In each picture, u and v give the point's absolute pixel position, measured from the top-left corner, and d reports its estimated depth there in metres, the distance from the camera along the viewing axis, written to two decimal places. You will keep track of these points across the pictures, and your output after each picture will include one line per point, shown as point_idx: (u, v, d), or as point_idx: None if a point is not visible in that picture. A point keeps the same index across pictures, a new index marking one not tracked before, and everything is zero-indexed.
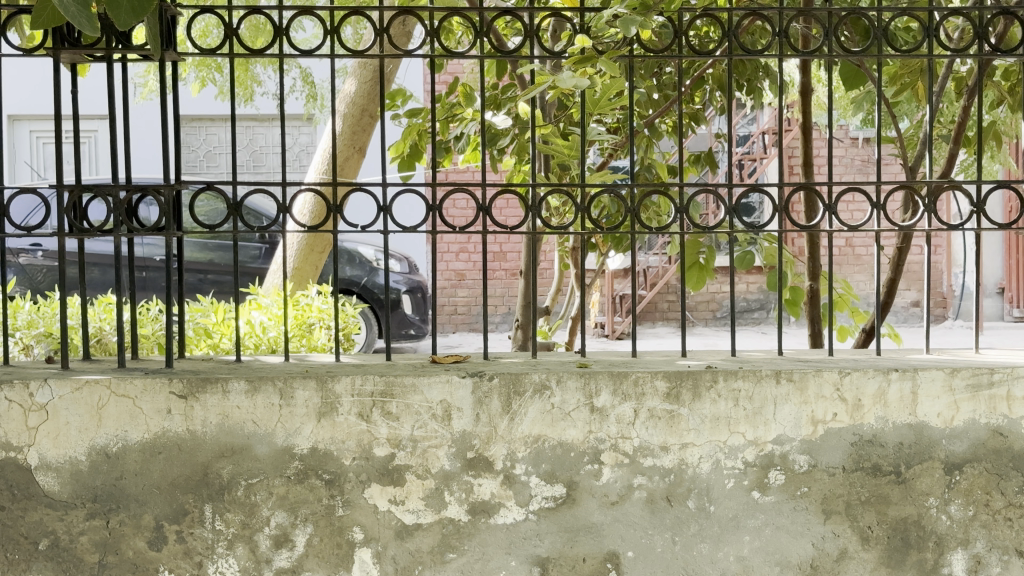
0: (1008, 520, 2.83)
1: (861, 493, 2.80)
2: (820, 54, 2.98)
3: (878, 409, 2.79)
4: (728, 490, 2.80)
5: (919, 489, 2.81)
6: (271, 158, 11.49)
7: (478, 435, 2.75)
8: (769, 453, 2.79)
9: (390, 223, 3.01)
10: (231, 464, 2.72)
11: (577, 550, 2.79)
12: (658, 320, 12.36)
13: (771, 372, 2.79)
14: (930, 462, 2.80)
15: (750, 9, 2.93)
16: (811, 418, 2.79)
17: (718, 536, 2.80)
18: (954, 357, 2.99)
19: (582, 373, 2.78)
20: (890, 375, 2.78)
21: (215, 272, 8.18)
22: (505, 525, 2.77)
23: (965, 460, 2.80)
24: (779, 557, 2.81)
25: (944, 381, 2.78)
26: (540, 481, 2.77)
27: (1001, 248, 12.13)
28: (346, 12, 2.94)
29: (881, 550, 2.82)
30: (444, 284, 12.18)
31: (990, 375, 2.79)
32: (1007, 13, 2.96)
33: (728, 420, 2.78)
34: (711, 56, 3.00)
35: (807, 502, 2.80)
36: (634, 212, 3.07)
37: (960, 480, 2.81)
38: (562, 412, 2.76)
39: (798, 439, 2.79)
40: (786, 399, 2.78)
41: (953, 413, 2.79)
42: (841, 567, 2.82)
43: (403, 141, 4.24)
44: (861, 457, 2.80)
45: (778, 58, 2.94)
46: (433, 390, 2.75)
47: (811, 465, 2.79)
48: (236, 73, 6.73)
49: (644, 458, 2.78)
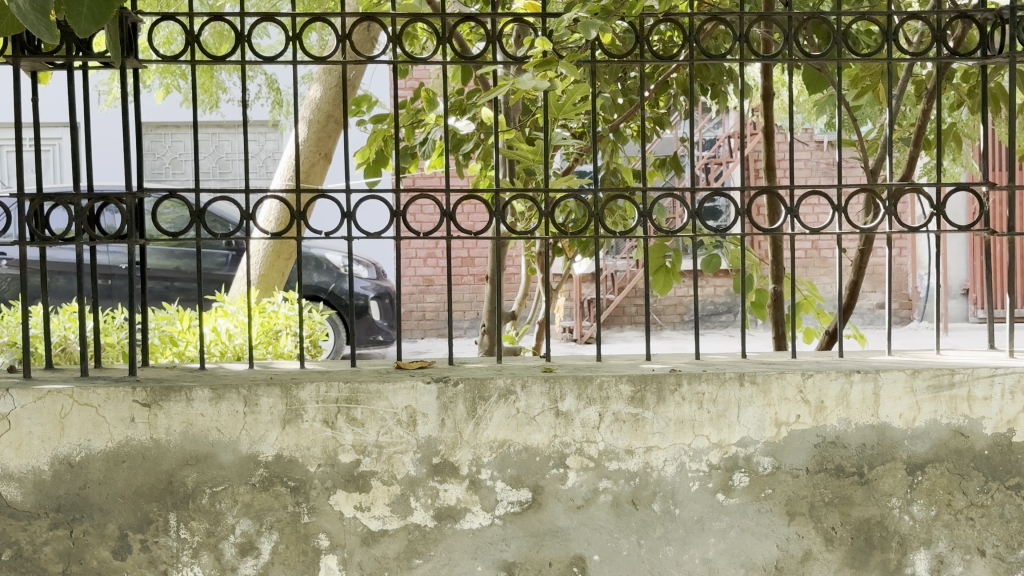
0: (970, 520, 2.83)
1: (824, 494, 2.82)
2: (781, 58, 2.98)
3: (840, 410, 2.80)
4: (693, 492, 2.81)
5: (882, 490, 2.82)
6: (236, 165, 11.48)
7: (443, 440, 2.76)
8: (733, 455, 2.81)
9: (355, 229, 2.98)
10: (196, 472, 2.72)
11: (544, 554, 2.79)
12: (626, 323, 12.42)
13: (734, 374, 2.80)
14: (893, 463, 2.82)
15: (711, 13, 2.93)
16: (774, 420, 2.80)
17: (683, 538, 2.81)
18: (916, 359, 3.01)
19: (547, 377, 2.79)
20: (852, 377, 2.79)
21: (181, 280, 8.15)
22: (471, 530, 2.77)
23: (927, 460, 2.82)
24: (744, 559, 2.82)
25: (905, 383, 2.80)
26: (505, 486, 2.78)
27: (964, 249, 12.24)
28: (308, 18, 2.92)
29: (845, 551, 2.83)
30: (412, 290, 12.16)
31: (950, 375, 2.80)
32: (965, 16, 2.98)
33: (693, 423, 2.79)
34: (673, 61, 3.00)
35: (771, 504, 2.81)
36: (598, 216, 3.08)
37: (921, 480, 2.82)
38: (527, 417, 2.77)
39: (762, 441, 2.80)
40: (749, 401, 2.79)
41: (914, 414, 2.81)
42: (806, 568, 2.83)
43: (369, 147, 4.24)
44: (824, 458, 2.81)
45: (739, 63, 2.95)
46: (398, 396, 2.75)
47: (774, 467, 2.81)
48: (200, 79, 6.75)
49: (609, 462, 2.79)
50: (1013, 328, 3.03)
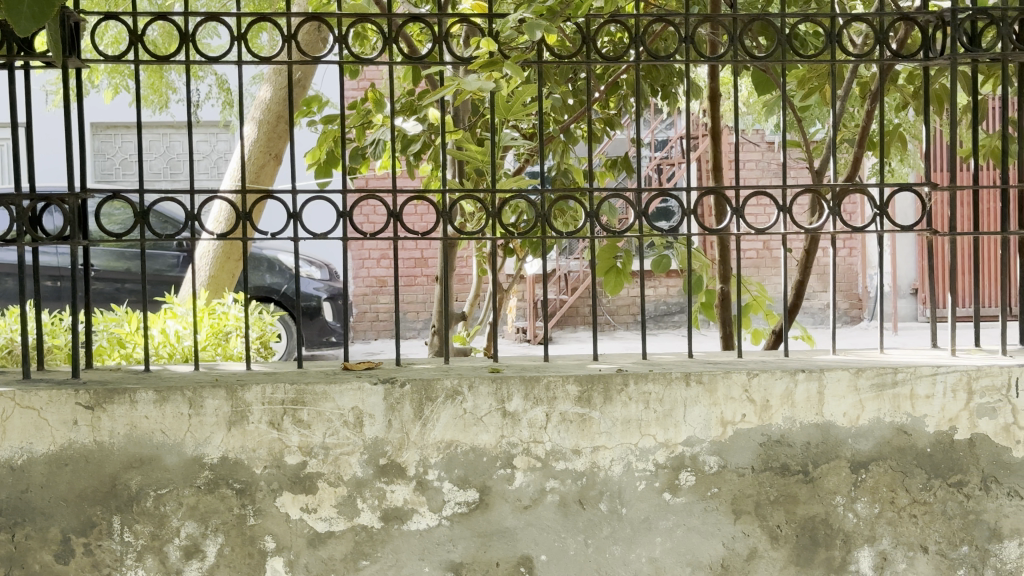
0: (913, 517, 2.86)
1: (769, 493, 2.84)
2: (726, 60, 3.00)
3: (785, 410, 2.83)
4: (640, 492, 2.82)
5: (826, 488, 2.84)
6: (187, 165, 11.41)
7: (390, 441, 2.75)
8: (679, 455, 2.82)
9: (301, 230, 2.97)
10: (140, 475, 2.70)
11: (491, 555, 2.80)
12: (579, 324, 12.45)
13: (680, 374, 2.81)
14: (837, 461, 2.84)
15: (657, 14, 2.95)
16: (720, 419, 2.82)
17: (630, 537, 2.82)
18: (861, 358, 3.03)
19: (494, 377, 2.79)
20: (797, 376, 2.82)
21: (131, 281, 8.10)
22: (418, 531, 2.77)
23: (870, 458, 2.84)
24: (690, 558, 2.84)
25: (849, 381, 2.82)
26: (452, 487, 2.78)
27: (913, 250, 12.35)
28: (253, 19, 2.91)
29: (790, 549, 2.85)
30: (365, 291, 12.14)
31: (893, 374, 2.83)
32: (907, 19, 3.01)
33: (640, 422, 2.80)
34: (619, 62, 3.01)
35: (717, 503, 2.83)
36: (545, 218, 3.09)
37: (865, 478, 2.85)
38: (474, 417, 2.77)
39: (708, 440, 2.82)
40: (695, 401, 2.81)
41: (858, 412, 2.83)
42: (752, 566, 2.85)
43: (319, 148, 4.23)
44: (770, 457, 2.83)
45: (685, 64, 2.97)
46: (345, 397, 2.74)
47: (720, 466, 2.83)
48: (149, 79, 6.70)
49: (556, 462, 2.80)
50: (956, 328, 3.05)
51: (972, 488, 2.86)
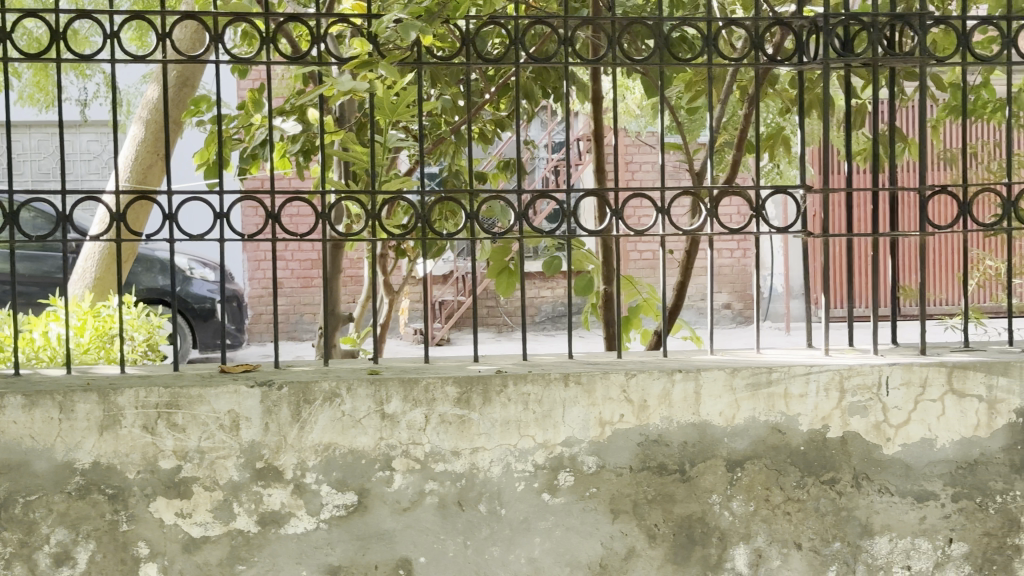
0: (787, 514, 2.90)
1: (647, 492, 2.86)
2: (604, 63, 3.03)
3: (663, 409, 2.85)
4: (519, 492, 2.83)
5: (703, 487, 2.88)
6: (77, 165, 11.19)
7: (267, 444, 2.73)
8: (558, 455, 2.83)
9: (178, 231, 2.93)
10: (8, 481, 2.65)
11: (369, 558, 2.79)
12: (477, 325, 12.45)
13: (559, 375, 2.83)
14: (713, 460, 2.88)
15: (535, 17, 2.96)
16: (599, 420, 2.84)
17: (509, 538, 2.82)
18: (738, 358, 3.07)
19: (373, 379, 2.78)
20: (674, 376, 2.85)
21: (17, 284, 7.93)
22: (295, 535, 2.75)
23: (746, 457, 2.88)
24: (569, 557, 2.85)
25: (725, 381, 2.86)
26: (331, 489, 2.76)
27: (805, 251, 12.54)
28: (126, 17, 2.85)
29: (667, 547, 2.88)
30: (261, 293, 12.02)
31: (768, 374, 2.87)
32: (781, 24, 3.06)
33: (518, 423, 2.81)
34: (498, 65, 3.02)
35: (595, 502, 2.85)
36: (426, 219, 3.08)
37: (740, 476, 2.88)
38: (353, 420, 2.76)
39: (586, 441, 2.84)
40: (574, 401, 2.83)
41: (733, 411, 2.87)
42: (629, 566, 2.87)
43: (205, 148, 4.19)
44: (647, 456, 2.86)
45: (562, 67, 2.99)
46: (220, 400, 2.71)
47: (599, 466, 2.84)
48: (33, 77, 6.56)
49: (435, 464, 2.80)
50: (828, 330, 3.11)
51: (845, 485, 2.90)
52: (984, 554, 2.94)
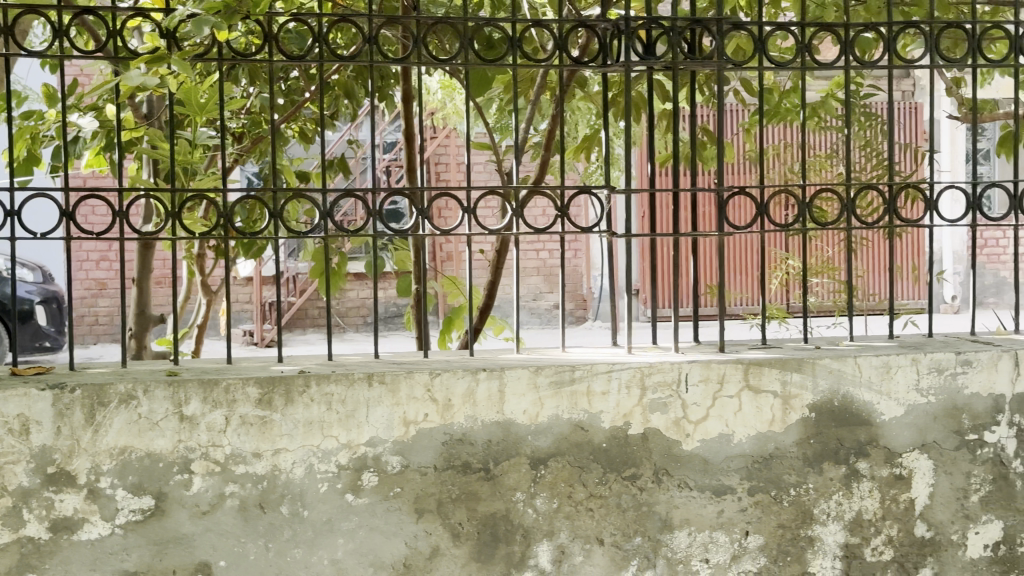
0: (589, 510, 2.93)
1: (451, 491, 2.86)
2: (410, 62, 3.01)
3: (467, 408, 2.86)
4: (321, 494, 2.80)
5: (506, 485, 2.89)
6: None
7: (59, 449, 2.66)
8: (362, 455, 2.81)
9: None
10: None
11: (167, 563, 2.73)
12: (308, 326, 12.31)
13: (363, 375, 2.81)
14: (517, 458, 2.89)
15: (340, 14, 2.93)
16: (403, 419, 2.82)
17: (311, 540, 2.80)
18: (544, 356, 3.10)
19: (171, 381, 2.73)
20: (478, 375, 2.86)
21: None
22: (88, 541, 2.68)
23: (549, 454, 2.90)
24: (372, 558, 2.83)
25: (529, 379, 2.88)
26: (126, 494, 2.70)
27: (635, 251, 12.70)
28: None
29: (471, 545, 2.88)
30: (83, 294, 11.70)
31: (571, 372, 2.90)
32: (587, 27, 3.09)
33: (321, 424, 2.78)
34: (302, 61, 2.99)
35: (399, 502, 2.84)
36: (228, 218, 3.03)
37: (544, 473, 2.90)
38: (149, 422, 2.70)
39: (390, 440, 2.82)
40: (377, 402, 2.81)
41: (537, 410, 2.89)
42: (433, 565, 2.87)
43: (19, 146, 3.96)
44: (451, 455, 2.86)
45: (367, 64, 2.97)
46: (9, 404, 2.64)
47: (403, 466, 2.83)
48: None
49: (235, 466, 2.75)
50: (632, 328, 3.16)
51: (645, 481, 2.95)
52: (779, 545, 3.01)
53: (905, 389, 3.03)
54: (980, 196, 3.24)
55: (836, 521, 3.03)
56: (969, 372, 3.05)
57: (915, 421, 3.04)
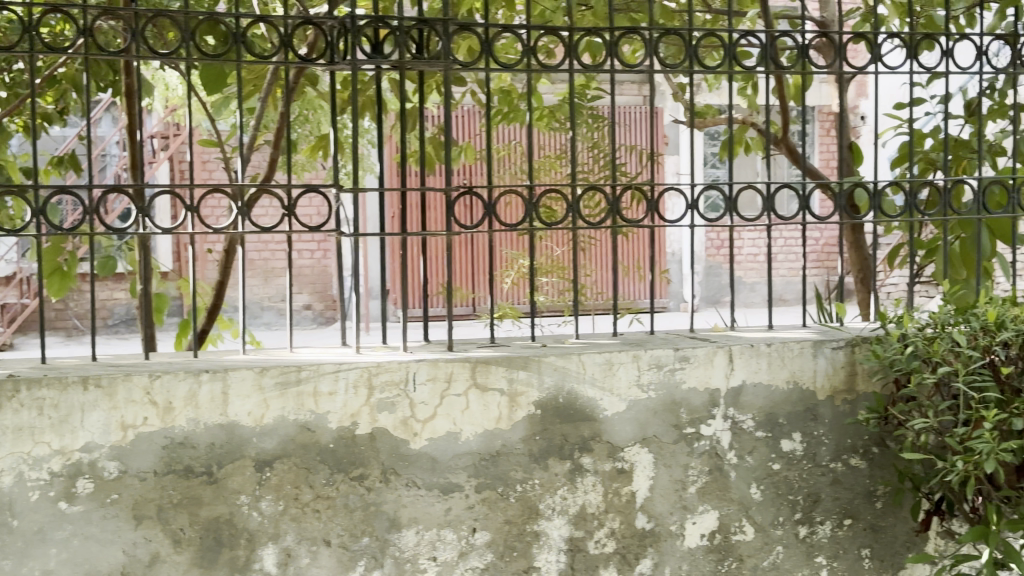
0: (315, 512, 2.90)
1: (171, 496, 2.78)
2: (128, 56, 2.92)
3: (188, 411, 2.79)
4: (32, 502, 2.69)
5: (230, 488, 2.82)
6: None
7: None
8: (76, 462, 2.71)
9: None
10: None
11: None
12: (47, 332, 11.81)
13: (77, 378, 2.72)
14: (241, 461, 2.83)
15: (51, 5, 2.83)
16: (120, 424, 2.74)
17: (21, 550, 2.68)
18: (271, 358, 3.05)
19: None
20: (201, 377, 2.79)
21: None
22: None
23: (274, 456, 2.86)
24: (86, 568, 2.73)
25: (253, 381, 2.83)
26: None
27: None
28: None
29: (193, 551, 2.81)
30: None
31: (297, 372, 2.86)
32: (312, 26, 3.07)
33: (32, 430, 2.68)
34: (10, 52, 2.87)
35: (117, 509, 2.74)
36: None
37: (269, 476, 2.85)
38: None
39: (107, 445, 2.73)
40: (93, 405, 2.72)
41: (262, 411, 2.84)
42: (152, 573, 2.78)
43: None
44: (171, 460, 2.78)
45: (80, 57, 2.87)
46: None
47: (120, 471, 2.74)
48: None
49: None
50: (361, 329, 3.15)
51: (373, 480, 2.93)
52: (506, 541, 3.04)
53: (626, 384, 3.12)
54: (698, 198, 3.35)
55: (561, 516, 3.08)
56: (686, 368, 3.17)
57: (635, 417, 3.14)
